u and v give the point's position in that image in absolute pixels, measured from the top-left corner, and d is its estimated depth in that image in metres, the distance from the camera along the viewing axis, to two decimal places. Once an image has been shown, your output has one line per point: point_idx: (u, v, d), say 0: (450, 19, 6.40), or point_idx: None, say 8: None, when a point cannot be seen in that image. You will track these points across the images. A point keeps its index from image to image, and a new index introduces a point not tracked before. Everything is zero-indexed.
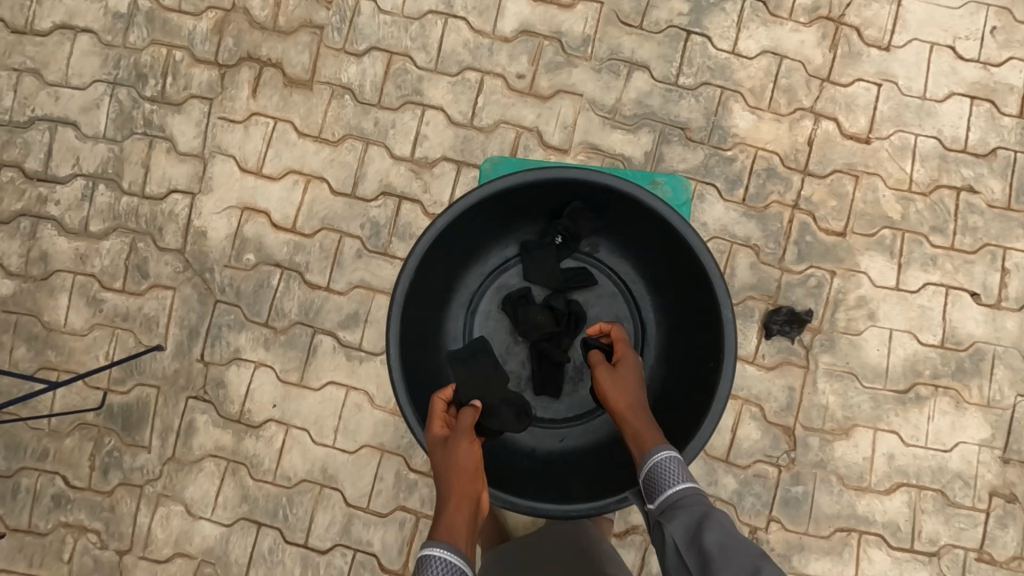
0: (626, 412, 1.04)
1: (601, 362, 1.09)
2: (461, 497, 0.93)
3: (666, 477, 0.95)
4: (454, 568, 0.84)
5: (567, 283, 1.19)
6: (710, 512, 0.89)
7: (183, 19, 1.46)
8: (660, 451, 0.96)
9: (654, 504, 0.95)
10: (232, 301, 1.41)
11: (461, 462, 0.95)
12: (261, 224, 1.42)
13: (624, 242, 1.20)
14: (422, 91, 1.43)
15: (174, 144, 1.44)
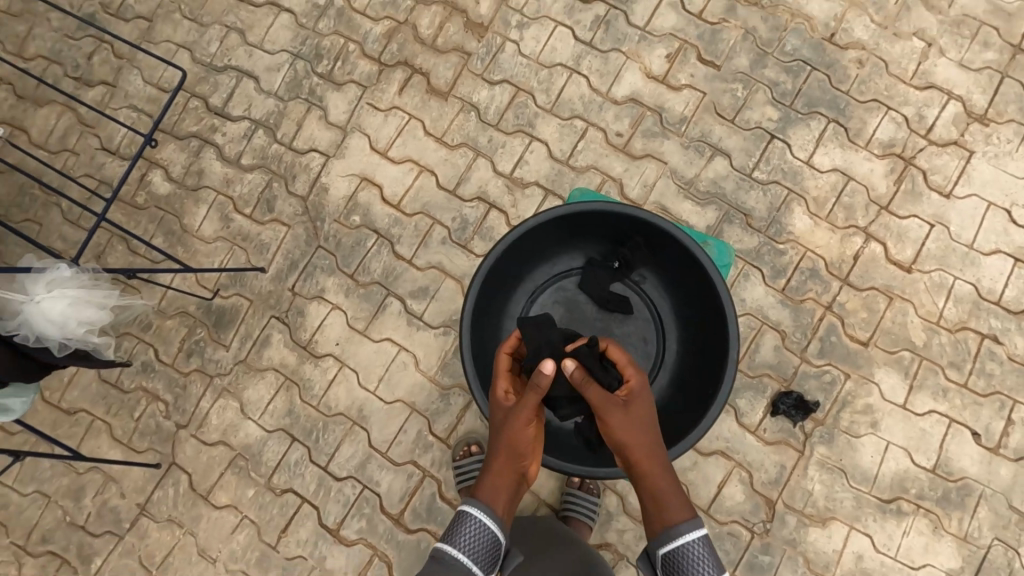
0: (641, 469, 1.02)
1: (609, 408, 1.03)
2: (512, 465, 1.04)
3: (698, 562, 0.95)
4: (481, 531, 1.01)
5: (614, 303, 1.36)
6: None
7: (364, 21, 1.79)
8: (690, 535, 0.96)
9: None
10: (331, 250, 1.67)
11: (520, 436, 1.04)
12: (373, 195, 1.69)
13: (672, 285, 1.36)
14: (534, 125, 1.69)
15: (326, 114, 1.74)
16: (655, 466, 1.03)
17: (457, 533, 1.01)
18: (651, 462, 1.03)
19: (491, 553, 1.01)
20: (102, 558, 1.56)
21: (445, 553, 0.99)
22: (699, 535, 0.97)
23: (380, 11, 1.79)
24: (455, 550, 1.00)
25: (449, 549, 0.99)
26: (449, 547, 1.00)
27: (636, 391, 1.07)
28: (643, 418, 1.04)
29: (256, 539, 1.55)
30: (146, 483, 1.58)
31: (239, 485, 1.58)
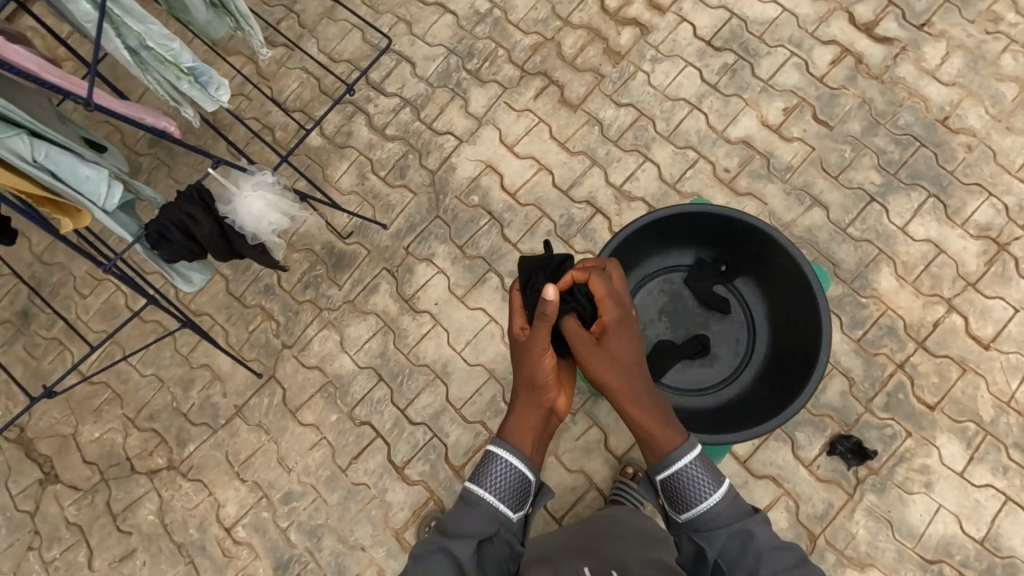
0: (624, 403, 1.09)
1: (585, 349, 1.11)
2: (532, 401, 1.13)
3: (695, 481, 1.01)
4: (507, 470, 1.04)
5: (704, 297, 1.23)
6: (752, 528, 0.96)
7: (515, 32, 2.01)
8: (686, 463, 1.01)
9: (682, 519, 1.01)
10: (447, 221, 1.86)
11: (529, 371, 1.12)
12: (494, 181, 1.88)
13: (770, 279, 1.18)
14: (650, 147, 1.86)
15: (467, 105, 1.96)
16: (640, 406, 1.08)
17: (481, 476, 1.04)
18: (631, 395, 1.08)
19: (518, 489, 1.04)
20: (194, 446, 1.75)
21: (471, 493, 1.02)
22: (691, 457, 1.02)
23: (531, 27, 2.01)
24: (481, 491, 1.02)
25: (476, 489, 1.02)
26: (475, 487, 1.03)
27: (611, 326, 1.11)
28: (619, 355, 1.09)
29: (329, 459, 1.71)
30: (247, 388, 1.78)
31: (325, 409, 1.75)
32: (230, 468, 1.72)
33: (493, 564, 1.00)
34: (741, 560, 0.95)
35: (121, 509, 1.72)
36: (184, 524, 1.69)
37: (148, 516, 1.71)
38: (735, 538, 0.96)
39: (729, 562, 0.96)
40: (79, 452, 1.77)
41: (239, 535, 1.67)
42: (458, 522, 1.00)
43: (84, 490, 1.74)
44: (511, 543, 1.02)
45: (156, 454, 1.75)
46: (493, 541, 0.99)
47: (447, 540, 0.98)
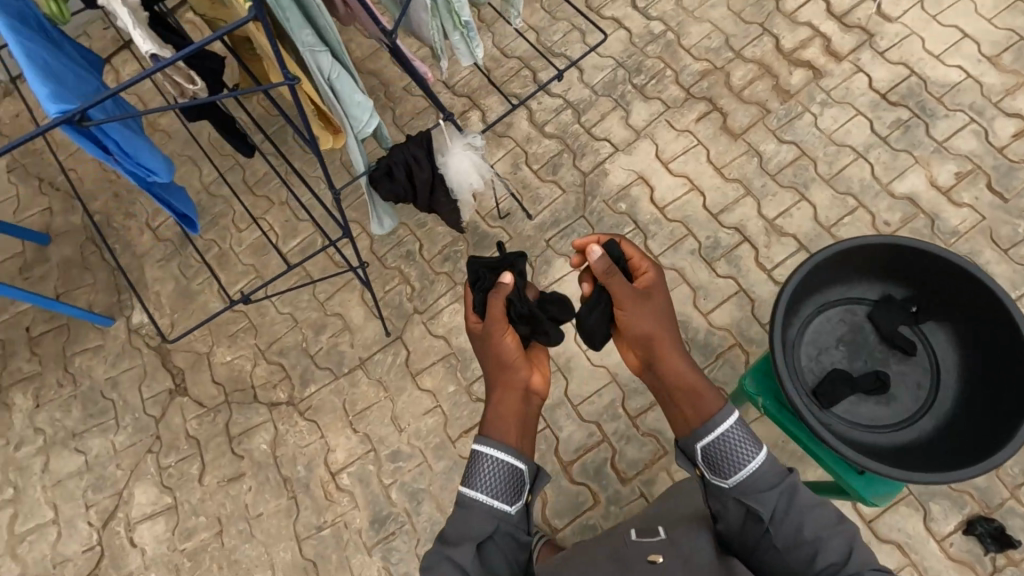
0: (663, 359, 1.13)
1: (631, 299, 1.14)
2: (509, 383, 1.12)
3: (738, 441, 1.03)
4: (497, 462, 1.02)
5: (890, 336, 1.19)
6: (794, 485, 1.00)
7: (686, 57, 2.06)
8: (730, 420, 1.05)
9: (729, 483, 1.03)
10: (591, 223, 1.90)
11: (498, 352, 1.15)
12: (644, 192, 1.91)
13: (972, 333, 1.15)
14: (809, 187, 1.84)
15: (628, 116, 2.01)
16: (677, 357, 1.13)
17: (473, 475, 1.02)
18: (670, 351, 1.14)
19: (510, 480, 1.02)
20: (315, 388, 1.82)
21: (466, 496, 1.00)
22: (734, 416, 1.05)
23: (702, 54, 2.06)
24: (474, 491, 1.00)
25: (469, 491, 1.00)
26: (467, 489, 1.01)
27: (652, 283, 1.18)
28: (660, 311, 1.16)
29: (441, 428, 1.74)
30: (374, 344, 1.85)
31: (444, 378, 1.79)
32: (345, 416, 1.78)
33: (503, 560, 0.98)
34: (786, 520, 0.98)
35: (238, 433, 1.80)
36: (293, 460, 1.75)
37: (262, 444, 1.77)
38: (782, 497, 1.00)
39: (777, 522, 0.98)
40: (210, 371, 1.87)
41: (343, 482, 1.72)
42: (458, 529, 0.98)
43: (208, 408, 1.83)
44: (515, 534, 1.00)
45: (278, 388, 1.83)
46: (496, 536, 0.98)
47: (448, 550, 0.96)
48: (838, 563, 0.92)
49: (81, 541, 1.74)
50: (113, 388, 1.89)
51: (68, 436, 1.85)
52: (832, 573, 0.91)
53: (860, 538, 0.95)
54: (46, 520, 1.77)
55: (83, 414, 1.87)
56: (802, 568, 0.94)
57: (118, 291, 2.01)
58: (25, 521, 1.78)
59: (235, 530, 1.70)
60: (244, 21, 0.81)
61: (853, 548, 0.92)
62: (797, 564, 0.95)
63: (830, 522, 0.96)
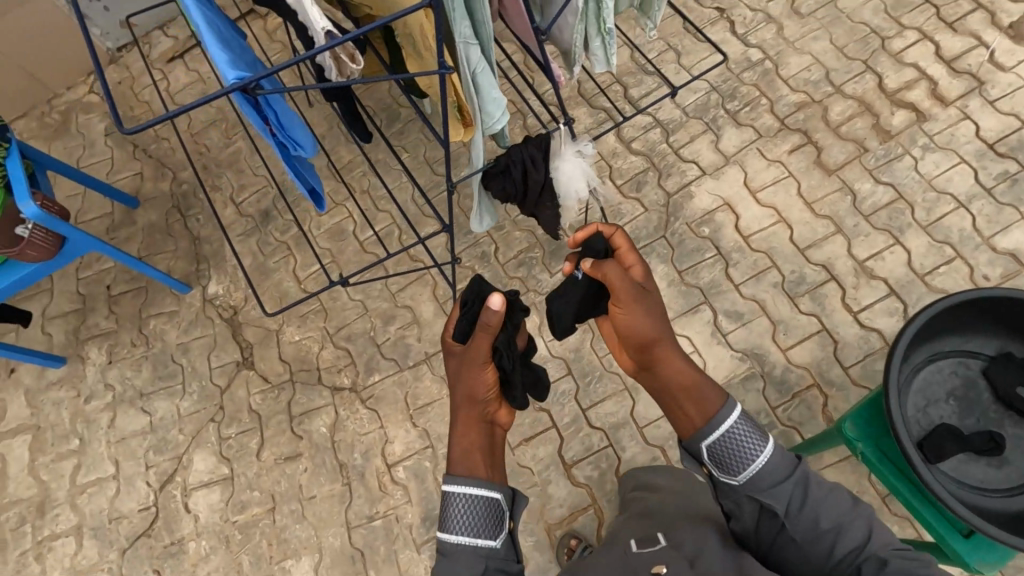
0: (661, 360, 1.08)
1: (623, 296, 1.09)
2: (476, 416, 1.09)
3: (742, 438, 0.99)
4: (470, 499, 0.97)
5: (1008, 396, 1.12)
6: (804, 472, 0.97)
7: (783, 87, 2.02)
8: (730, 420, 1.00)
9: (738, 480, 0.98)
10: (672, 244, 1.87)
11: (472, 387, 1.10)
12: (729, 219, 1.87)
13: None
14: (904, 232, 1.78)
15: (718, 141, 1.98)
16: (674, 358, 1.08)
17: (449, 519, 0.97)
18: (668, 352, 1.09)
19: (490, 514, 0.98)
20: (379, 377, 1.83)
21: (445, 542, 0.95)
22: (734, 416, 1.01)
23: (800, 85, 2.02)
24: (453, 534, 0.96)
25: (449, 538, 0.95)
26: (447, 536, 0.96)
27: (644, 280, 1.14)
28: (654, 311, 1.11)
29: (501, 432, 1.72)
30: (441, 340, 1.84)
31: None
32: (406, 409, 1.78)
33: None
34: (802, 512, 0.95)
35: (299, 413, 1.81)
36: (350, 446, 1.75)
37: (321, 427, 1.78)
38: (793, 489, 0.96)
39: (794, 517, 0.95)
40: (277, 348, 1.90)
41: (399, 475, 1.71)
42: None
43: (273, 384, 1.85)
44: (504, 569, 0.96)
45: (343, 373, 1.84)
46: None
47: None
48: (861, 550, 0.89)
49: (138, 500, 1.77)
50: (183, 354, 1.93)
51: (136, 395, 1.90)
52: (853, 561, 0.88)
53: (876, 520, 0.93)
54: (107, 475, 1.81)
55: (152, 376, 1.92)
56: (826, 561, 0.91)
57: (197, 261, 2.06)
58: (87, 473, 1.82)
59: (287, 509, 1.71)
60: (416, 5, 0.81)
61: (872, 531, 0.90)
62: (818, 555, 0.92)
63: (845, 508, 0.94)
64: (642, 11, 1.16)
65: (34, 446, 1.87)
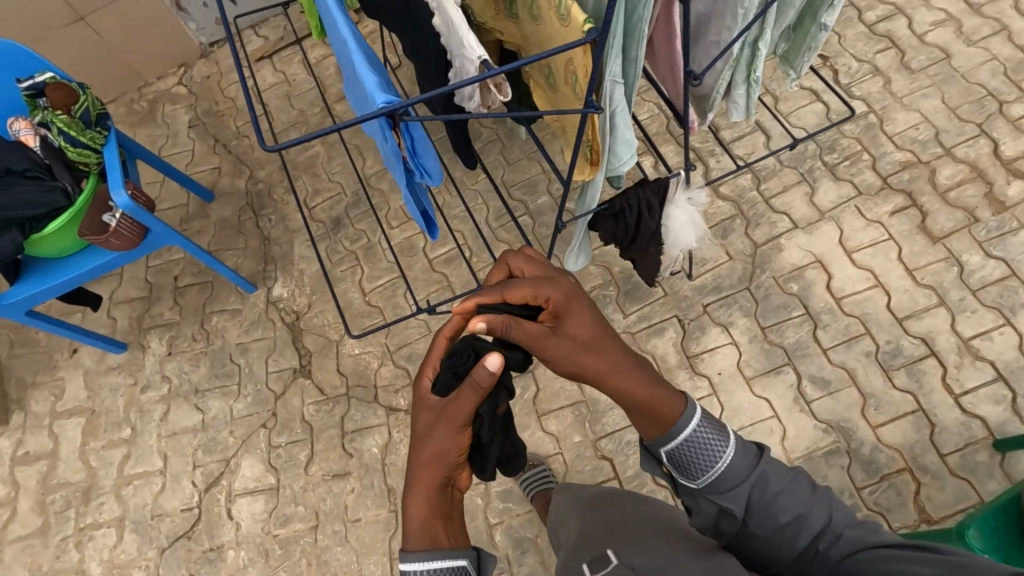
0: (611, 380, 0.97)
1: (543, 335, 0.98)
2: (431, 475, 0.91)
3: (702, 447, 0.93)
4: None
5: None
6: (761, 465, 0.92)
7: (888, 144, 1.91)
8: (682, 434, 0.93)
9: (697, 483, 0.93)
10: (756, 297, 1.76)
11: (438, 450, 0.91)
12: (820, 278, 1.76)
13: None
14: (1016, 312, 1.64)
15: (813, 193, 1.87)
16: (619, 377, 0.97)
17: None
18: (611, 371, 0.97)
19: None
20: None
21: None
22: (698, 419, 0.94)
23: (906, 144, 1.90)
24: None
25: None
26: None
27: (557, 304, 1.01)
28: (584, 333, 0.99)
29: (560, 476, 1.64)
30: None
31: (570, 426, 1.69)
32: None
33: None
34: (762, 507, 0.90)
35: (351, 430, 1.76)
36: (401, 471, 1.69)
37: (373, 448, 1.73)
38: (755, 488, 0.91)
39: (754, 513, 0.90)
40: (336, 359, 1.86)
41: None
42: None
43: (328, 396, 1.81)
44: None
45: (399, 394, 1.79)
46: None
47: None
48: (825, 535, 0.87)
49: (182, 499, 1.74)
50: (242, 354, 1.91)
51: (191, 391, 1.88)
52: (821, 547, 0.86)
53: (833, 498, 0.91)
54: (154, 469, 1.79)
55: (208, 373, 1.90)
56: (790, 552, 0.88)
57: (264, 261, 2.05)
58: (135, 465, 1.80)
59: (330, 529, 1.66)
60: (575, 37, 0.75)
61: (831, 513, 0.88)
62: (781, 546, 0.89)
63: (805, 494, 0.90)
64: (787, 59, 1.07)
65: (87, 430, 1.87)
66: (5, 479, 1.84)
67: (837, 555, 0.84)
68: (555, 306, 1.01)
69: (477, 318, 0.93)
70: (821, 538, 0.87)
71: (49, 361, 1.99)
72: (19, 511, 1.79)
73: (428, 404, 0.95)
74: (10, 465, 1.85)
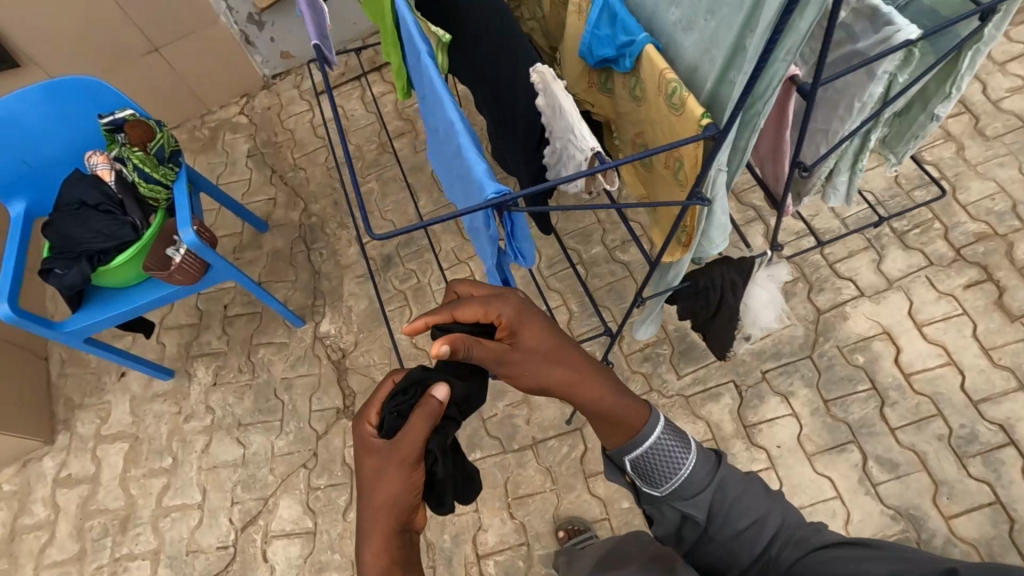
0: (581, 391, 0.99)
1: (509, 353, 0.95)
2: (385, 522, 0.86)
3: (665, 454, 1.00)
4: None
5: None
6: (720, 470, 0.99)
7: (961, 213, 1.84)
8: (649, 440, 1.00)
9: (661, 490, 0.99)
10: (819, 367, 1.69)
11: (391, 493, 0.86)
12: (889, 351, 1.68)
13: None
14: None
15: (881, 261, 1.80)
16: (585, 386, 0.99)
17: None
18: (581, 383, 0.99)
19: None
20: (479, 454, 1.72)
21: None
22: (661, 427, 1.01)
23: (981, 214, 1.83)
24: None
25: None
26: None
27: (513, 318, 0.96)
28: (545, 347, 0.98)
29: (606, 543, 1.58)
30: (551, 427, 1.72)
31: (619, 490, 1.62)
32: (505, 496, 1.66)
33: None
34: (722, 512, 0.96)
35: None
36: (441, 525, 1.65)
37: None
38: (715, 493, 0.97)
39: (716, 520, 0.96)
40: None
41: (489, 569, 1.59)
42: None
43: None
44: None
45: None
46: None
47: None
48: (778, 538, 0.93)
49: (218, 537, 1.72)
50: (286, 390, 1.90)
51: (234, 424, 1.87)
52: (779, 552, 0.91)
53: (785, 503, 0.97)
54: (193, 502, 1.78)
55: (252, 407, 1.89)
56: (749, 557, 0.93)
57: (314, 295, 2.06)
58: (174, 496, 1.79)
59: None
60: (696, 131, 0.71)
61: (785, 518, 0.94)
62: (740, 551, 0.93)
63: (760, 499, 0.97)
64: (885, 144, 1.12)
65: (129, 457, 1.87)
66: (45, 501, 1.84)
67: (790, 558, 0.90)
68: (510, 320, 0.96)
69: (440, 345, 0.86)
70: (776, 541, 0.92)
71: (97, 384, 2.01)
72: (58, 535, 1.79)
73: (372, 449, 0.91)
74: (51, 487, 1.86)
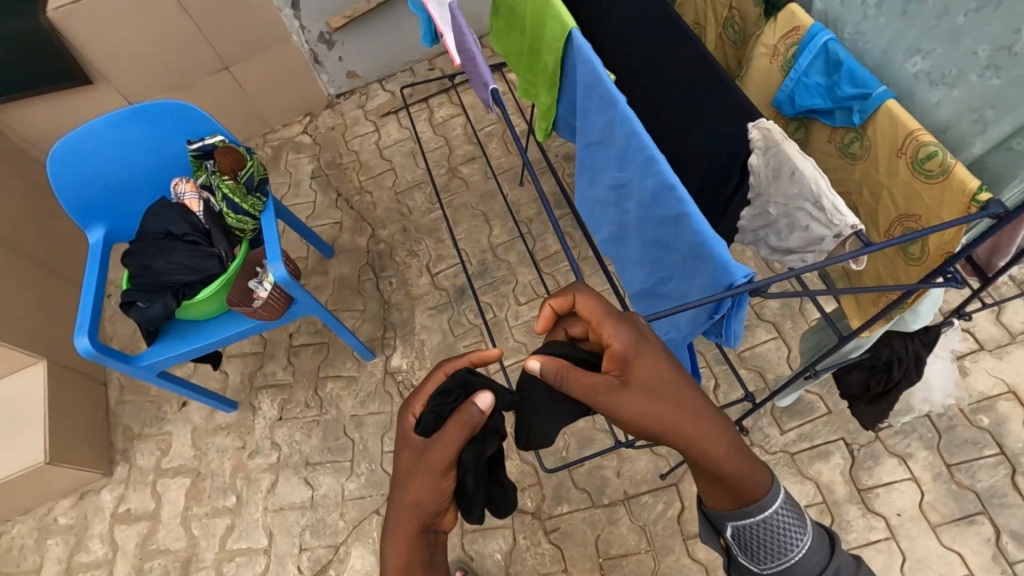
0: (698, 448, 0.74)
1: (613, 387, 0.73)
2: (406, 521, 0.76)
3: (778, 532, 0.79)
4: None
5: None
6: (831, 553, 0.81)
7: None
8: (763, 517, 0.78)
9: (762, 568, 0.81)
10: (939, 427, 1.56)
11: (417, 497, 0.76)
12: (1016, 412, 1.55)
13: None
14: None
15: (1001, 311, 1.67)
16: (704, 440, 0.74)
17: None
18: (700, 439, 0.74)
19: None
20: (567, 508, 1.61)
21: None
22: (779, 501, 0.79)
23: None
24: None
25: None
26: None
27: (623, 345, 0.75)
28: (660, 384, 0.74)
29: None
30: (644, 481, 1.61)
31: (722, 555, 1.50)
32: (595, 556, 1.55)
33: None
34: None
35: (473, 529, 1.62)
36: None
37: (496, 553, 1.58)
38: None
39: None
40: None
41: None
42: None
43: None
44: None
45: (526, 494, 1.64)
46: None
47: None
48: None
49: None
50: (356, 428, 1.81)
51: (301, 462, 1.78)
52: None
53: None
54: (259, 547, 1.68)
55: (320, 445, 1.80)
56: None
57: (383, 327, 1.97)
58: (239, 539, 1.70)
59: None
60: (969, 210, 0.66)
61: None
62: None
63: None
64: None
65: (191, 493, 1.78)
66: (103, 538, 1.75)
67: None
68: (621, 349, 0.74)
69: (531, 360, 0.74)
70: None
71: (157, 413, 1.92)
72: None
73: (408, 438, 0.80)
74: (109, 523, 1.77)
